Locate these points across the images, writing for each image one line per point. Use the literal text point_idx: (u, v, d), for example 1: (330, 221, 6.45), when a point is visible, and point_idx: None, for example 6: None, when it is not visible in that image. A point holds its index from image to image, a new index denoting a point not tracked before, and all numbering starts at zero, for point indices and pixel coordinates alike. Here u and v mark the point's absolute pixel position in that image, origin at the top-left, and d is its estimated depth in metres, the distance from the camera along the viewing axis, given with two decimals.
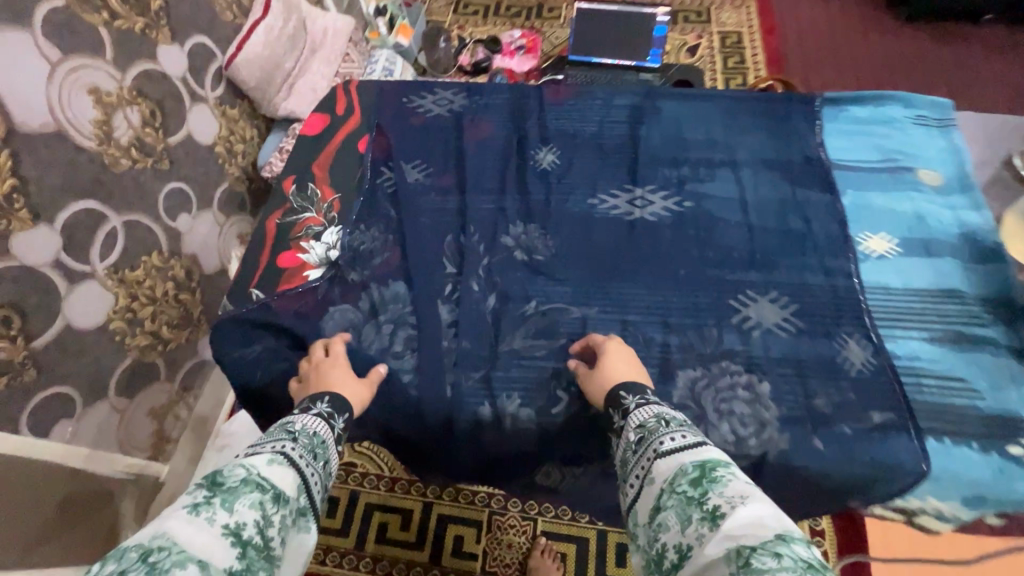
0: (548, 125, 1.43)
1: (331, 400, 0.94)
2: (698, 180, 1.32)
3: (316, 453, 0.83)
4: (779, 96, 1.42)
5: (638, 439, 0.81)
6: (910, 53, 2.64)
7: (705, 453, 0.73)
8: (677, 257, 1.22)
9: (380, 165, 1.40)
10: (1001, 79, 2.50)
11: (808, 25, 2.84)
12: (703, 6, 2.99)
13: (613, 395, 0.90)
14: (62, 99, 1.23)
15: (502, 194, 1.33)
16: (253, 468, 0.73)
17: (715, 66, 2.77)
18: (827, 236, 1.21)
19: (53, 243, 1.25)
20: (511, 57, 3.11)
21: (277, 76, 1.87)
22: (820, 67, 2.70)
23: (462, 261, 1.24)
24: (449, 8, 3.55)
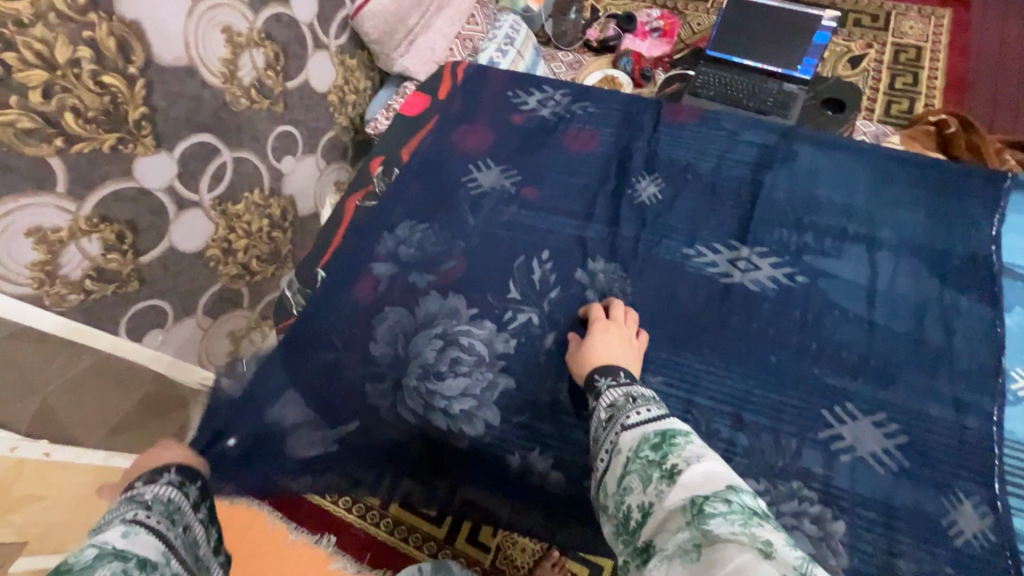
0: (659, 150, 1.26)
1: (179, 468, 0.84)
2: (821, 252, 1.11)
3: (174, 520, 0.75)
4: (955, 167, 1.15)
5: (607, 417, 0.83)
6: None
7: (663, 420, 0.76)
8: (772, 340, 1.05)
9: (467, 162, 1.33)
10: None
11: (1005, 58, 2.56)
12: (884, 9, 2.73)
13: (590, 379, 0.93)
14: (196, 34, 1.20)
15: (590, 222, 1.21)
16: (101, 548, 0.64)
17: (879, 84, 2.51)
18: (971, 362, 0.98)
19: (169, 167, 1.23)
20: (643, 38, 2.88)
21: (399, 31, 1.76)
22: (1014, 110, 2.42)
23: (530, 290, 1.16)
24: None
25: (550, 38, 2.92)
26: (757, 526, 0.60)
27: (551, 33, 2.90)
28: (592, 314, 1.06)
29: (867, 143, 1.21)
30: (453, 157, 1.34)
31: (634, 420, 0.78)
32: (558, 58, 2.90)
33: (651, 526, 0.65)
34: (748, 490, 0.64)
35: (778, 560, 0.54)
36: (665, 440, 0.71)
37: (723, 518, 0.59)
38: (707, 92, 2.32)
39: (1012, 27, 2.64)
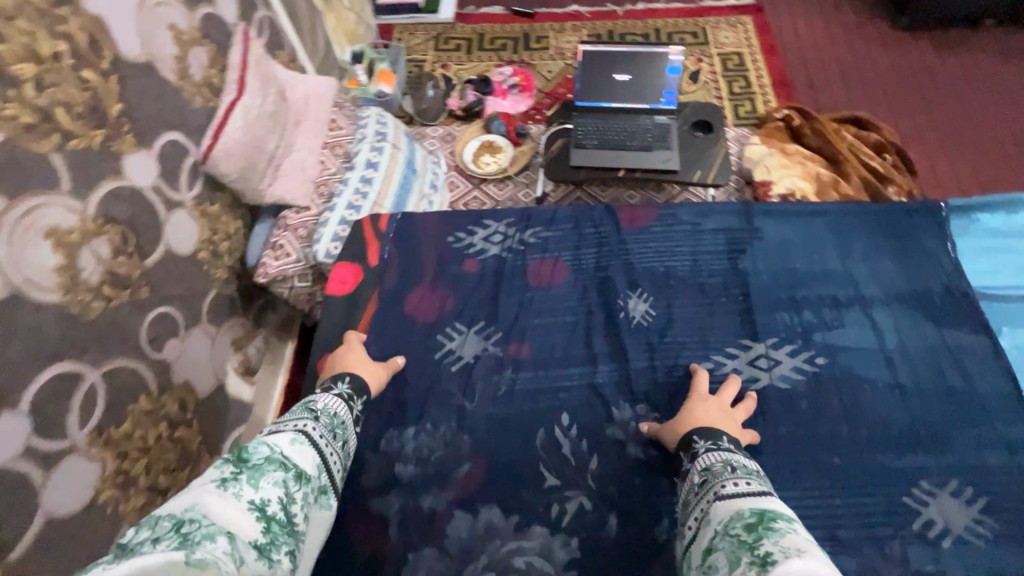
0: (632, 261, 1.19)
1: (351, 381, 0.99)
2: (826, 326, 1.10)
3: (333, 435, 0.88)
4: (897, 206, 1.22)
5: (701, 482, 0.81)
6: (920, 67, 2.63)
7: (764, 504, 0.71)
8: (826, 440, 1.00)
9: (436, 333, 1.15)
10: (1004, 87, 2.52)
11: (807, 40, 2.80)
12: (697, 25, 2.92)
13: (684, 440, 0.90)
14: (12, 256, 0.88)
15: (598, 364, 1.09)
16: (275, 447, 0.77)
17: (720, 92, 2.68)
18: (998, 395, 1.01)
19: (19, 430, 0.88)
20: (503, 97, 2.79)
21: (261, 159, 1.41)
22: (830, 90, 2.64)
23: (568, 469, 1.00)
24: (430, 44, 3.05)
25: (412, 116, 2.71)
26: None
27: (413, 111, 2.71)
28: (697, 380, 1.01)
29: (814, 203, 1.25)
30: (421, 329, 1.16)
31: (731, 494, 0.75)
32: (429, 135, 2.58)
33: None
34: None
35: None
36: (762, 523, 0.67)
37: None
38: (591, 142, 2.15)
39: (799, 13, 2.89)
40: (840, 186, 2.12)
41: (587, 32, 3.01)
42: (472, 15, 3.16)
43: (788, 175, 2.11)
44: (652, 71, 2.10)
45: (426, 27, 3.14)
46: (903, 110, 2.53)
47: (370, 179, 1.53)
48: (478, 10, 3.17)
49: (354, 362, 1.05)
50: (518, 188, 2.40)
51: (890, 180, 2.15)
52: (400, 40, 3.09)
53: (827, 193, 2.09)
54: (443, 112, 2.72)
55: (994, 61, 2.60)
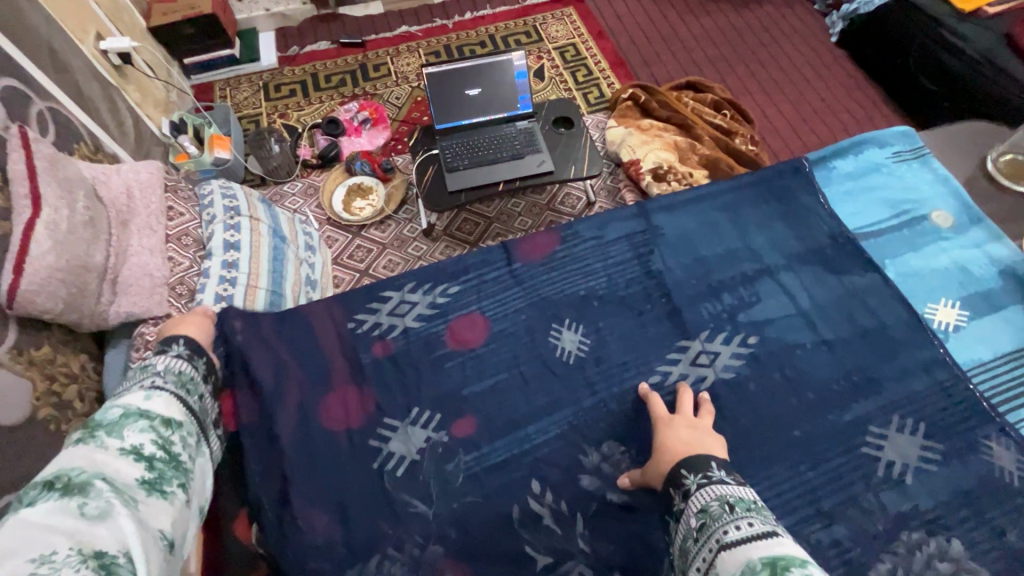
0: (548, 290, 1.13)
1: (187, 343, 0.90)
2: (747, 304, 1.12)
3: (188, 384, 0.84)
4: (768, 170, 1.27)
5: (700, 526, 0.74)
6: (728, 27, 2.89)
7: (777, 548, 0.63)
8: (783, 416, 1.01)
9: (367, 438, 0.99)
10: (798, 29, 2.85)
11: (628, 20, 2.96)
12: (528, 24, 2.97)
13: (672, 476, 0.83)
14: None
15: (551, 413, 1.02)
16: (127, 406, 0.73)
17: (568, 85, 2.74)
18: (902, 324, 1.09)
19: None
20: (357, 134, 2.60)
21: (91, 278, 1.12)
22: (662, 62, 2.80)
23: (557, 540, 0.91)
24: (260, 94, 2.76)
25: (263, 177, 2.42)
26: None
27: (262, 171, 2.42)
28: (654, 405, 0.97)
29: (697, 185, 1.27)
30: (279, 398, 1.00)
31: (735, 540, 0.67)
32: (287, 194, 2.39)
33: None
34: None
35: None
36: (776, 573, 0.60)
37: None
38: (463, 163, 2.05)
39: None
40: (697, 148, 2.27)
41: (424, 51, 2.92)
42: (297, 56, 2.92)
43: (650, 149, 2.23)
44: (500, 79, 2.07)
45: (249, 77, 2.84)
46: (727, 67, 2.75)
47: (234, 261, 1.36)
48: (303, 50, 2.93)
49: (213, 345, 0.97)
50: (401, 227, 2.26)
51: (736, 132, 2.33)
52: (223, 97, 2.75)
53: (689, 158, 2.23)
54: (296, 163, 2.43)
55: (782, 10, 2.93)
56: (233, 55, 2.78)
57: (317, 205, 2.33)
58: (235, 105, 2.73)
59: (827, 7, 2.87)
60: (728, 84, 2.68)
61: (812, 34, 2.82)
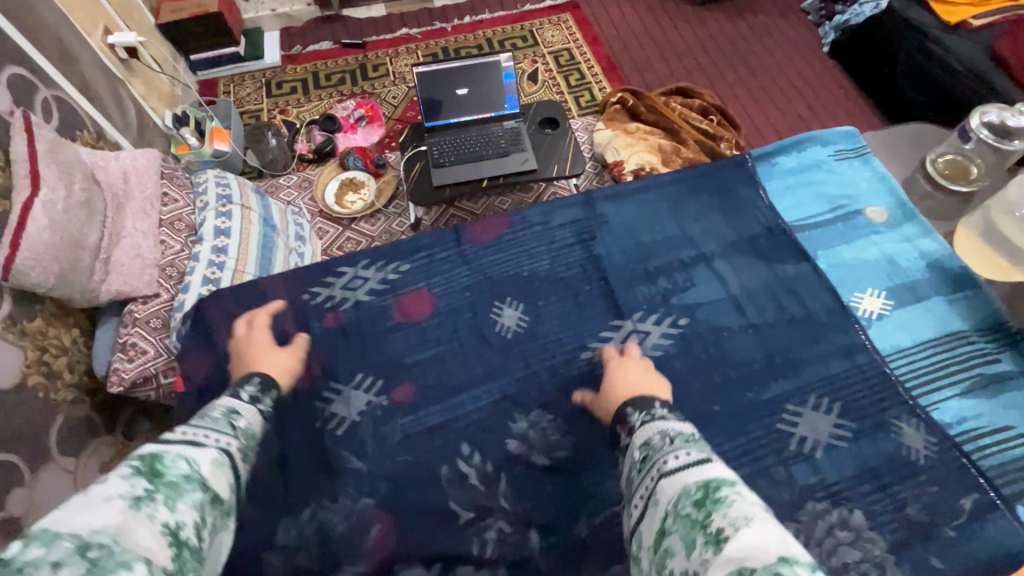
0: (495, 271, 1.19)
1: (259, 384, 0.93)
2: (680, 288, 1.18)
3: (248, 455, 0.76)
4: (711, 165, 1.34)
5: (642, 458, 0.78)
6: (720, 36, 2.96)
7: (707, 472, 0.69)
8: (704, 393, 1.07)
9: (313, 400, 1.06)
10: (788, 39, 2.91)
11: (623, 26, 3.04)
12: (525, 29, 3.06)
13: (621, 413, 0.89)
14: None
15: (486, 382, 1.08)
16: (192, 463, 0.64)
17: (560, 88, 2.82)
18: (826, 311, 1.14)
19: None
20: (353, 131, 2.69)
21: (83, 256, 1.21)
22: (653, 67, 2.87)
23: (479, 497, 0.97)
24: (262, 91, 2.88)
25: (260, 169, 2.52)
26: None
27: (259, 164, 2.52)
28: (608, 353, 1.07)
29: (643, 178, 1.34)
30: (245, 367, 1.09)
31: (675, 467, 0.72)
32: (282, 186, 2.45)
33: None
34: (812, 567, 0.53)
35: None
36: (708, 494, 0.65)
37: None
38: (449, 160, 2.13)
39: (611, 4, 3.14)
40: (681, 151, 2.34)
41: (423, 53, 3.02)
42: (300, 56, 3.03)
43: (634, 151, 2.30)
44: (488, 79, 2.13)
45: (253, 75, 2.95)
46: (716, 74, 2.81)
47: (224, 246, 1.41)
48: (306, 49, 3.04)
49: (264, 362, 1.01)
50: (390, 220, 2.36)
51: (720, 137, 2.40)
52: (227, 93, 2.87)
53: (671, 160, 2.29)
54: (292, 158, 2.57)
55: (773, 20, 2.99)
56: (237, 52, 2.89)
57: (311, 198, 2.40)
58: (238, 101, 2.85)
59: (820, 18, 2.92)
60: (717, 90, 2.75)
61: (801, 45, 2.88)
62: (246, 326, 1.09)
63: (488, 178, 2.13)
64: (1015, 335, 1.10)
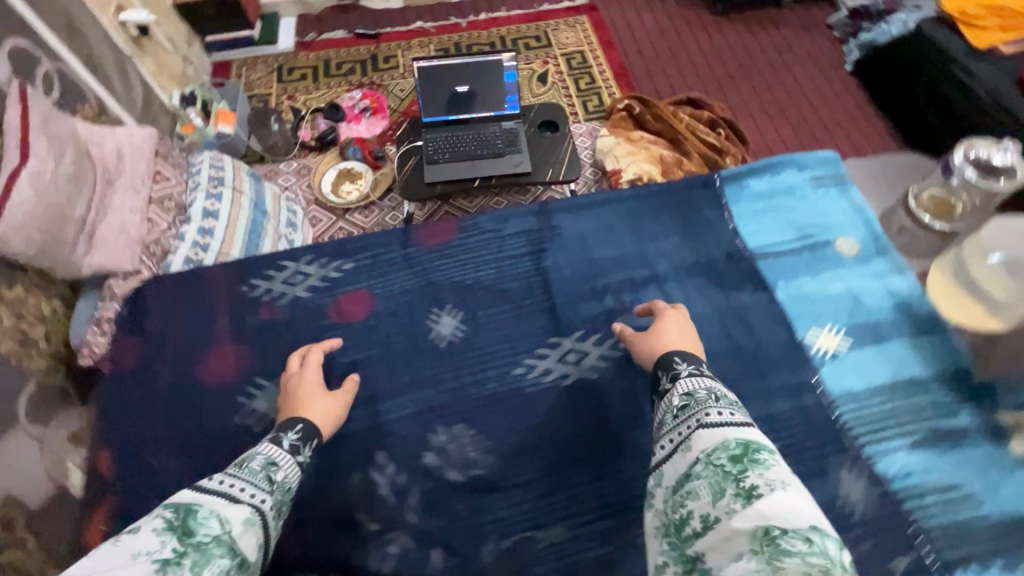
0: (439, 277, 1.16)
1: (302, 431, 0.86)
2: (627, 309, 1.13)
3: (281, 511, 0.74)
4: (677, 183, 1.28)
5: (681, 406, 0.80)
6: (739, 47, 2.86)
7: (747, 433, 0.71)
8: (635, 421, 1.02)
9: (236, 394, 1.04)
10: (809, 54, 2.79)
11: (641, 32, 2.96)
12: (539, 29, 3.01)
13: (665, 359, 0.91)
14: None
15: (411, 391, 1.05)
16: (223, 522, 0.63)
17: (569, 91, 2.76)
18: (777, 346, 1.08)
19: None
20: (357, 121, 2.67)
21: (68, 228, 1.05)
22: (666, 75, 2.80)
23: (387, 509, 0.94)
24: (273, 75, 2.88)
25: (263, 155, 2.50)
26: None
27: (262, 150, 2.50)
28: (651, 309, 1.05)
29: (606, 191, 1.29)
30: (174, 356, 1.08)
31: (715, 421, 0.74)
32: (282, 172, 2.44)
33: (710, 540, 0.62)
34: (838, 540, 0.57)
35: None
36: (748, 453, 0.68)
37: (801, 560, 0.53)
38: (443, 157, 2.10)
39: (630, 9, 3.07)
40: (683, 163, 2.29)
41: (434, 47, 2.98)
42: (313, 43, 3.03)
43: (634, 160, 2.23)
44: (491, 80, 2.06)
45: (267, 58, 2.96)
46: (731, 85, 2.72)
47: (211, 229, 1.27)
48: (319, 36, 3.05)
49: (309, 403, 0.93)
50: (384, 214, 2.32)
51: (727, 152, 2.31)
52: (239, 75, 2.89)
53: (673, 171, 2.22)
54: (294, 145, 2.55)
55: (796, 34, 2.88)
56: (250, 36, 2.93)
57: (308, 185, 2.40)
58: (248, 84, 2.86)
59: (845, 35, 2.79)
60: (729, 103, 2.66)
61: (821, 61, 2.76)
62: (301, 361, 1.00)
63: (481, 178, 2.08)
64: (978, 388, 1.02)
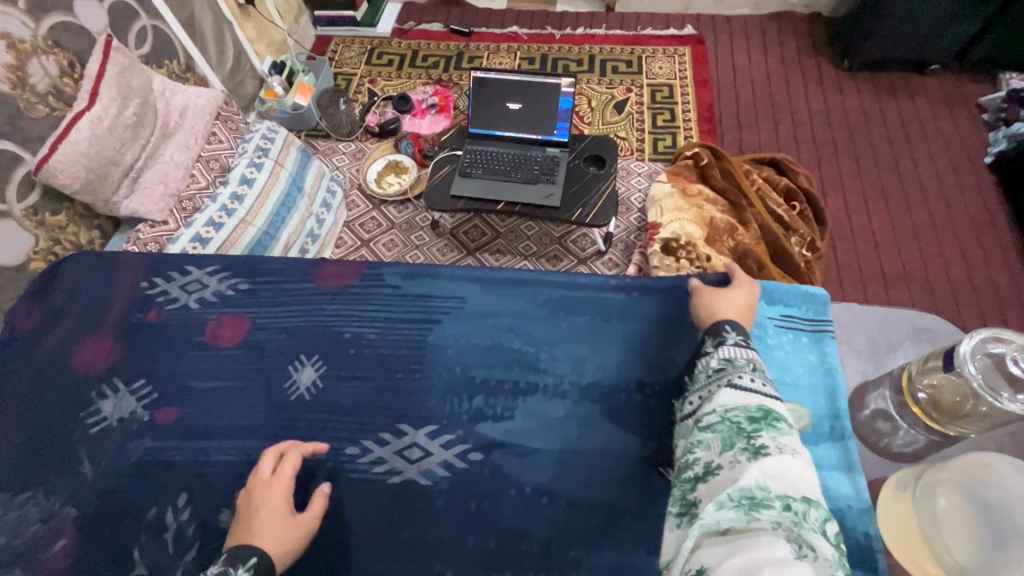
0: (319, 323, 1.09)
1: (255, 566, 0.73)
2: (494, 415, 0.98)
3: None
4: (614, 281, 1.10)
5: (716, 368, 0.76)
6: (859, 115, 2.21)
7: (774, 405, 0.68)
8: (446, 550, 0.88)
9: (91, 388, 1.05)
10: (948, 139, 2.12)
11: (740, 75, 2.36)
12: (632, 52, 2.47)
13: (716, 326, 0.83)
14: None
15: (241, 437, 0.99)
16: None
17: (642, 126, 2.25)
18: (648, 521, 0.88)
19: None
20: (421, 116, 2.34)
21: (114, 172, 1.32)
22: (758, 130, 2.21)
23: (162, 558, 0.89)
24: (362, 57, 2.61)
25: (327, 133, 2.30)
26: (811, 542, 0.52)
27: (328, 128, 2.29)
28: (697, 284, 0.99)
29: (535, 270, 1.14)
30: (61, 332, 1.11)
31: (744, 386, 0.70)
32: (338, 151, 2.28)
33: (705, 485, 0.62)
34: (826, 514, 0.56)
35: (807, 563, 0.50)
36: (768, 417, 0.65)
37: (780, 517, 0.54)
38: (477, 170, 1.81)
39: (734, 41, 2.46)
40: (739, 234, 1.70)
41: (520, 56, 2.53)
42: (410, 31, 2.69)
43: (678, 218, 1.72)
44: (546, 101, 1.76)
45: (362, 37, 2.69)
46: (833, 160, 2.11)
47: (242, 196, 1.47)
48: (417, 27, 2.70)
49: (265, 523, 0.80)
50: (418, 213, 2.09)
51: (794, 229, 1.72)
52: (332, 53, 2.65)
53: (721, 240, 1.68)
54: (359, 128, 2.31)
55: (935, 109, 2.19)
56: (353, 17, 2.64)
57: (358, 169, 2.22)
58: (336, 61, 2.61)
59: (998, 121, 2.10)
60: (822, 183, 2.06)
61: (965, 155, 2.08)
62: (273, 465, 0.89)
63: (506, 202, 1.76)
64: None
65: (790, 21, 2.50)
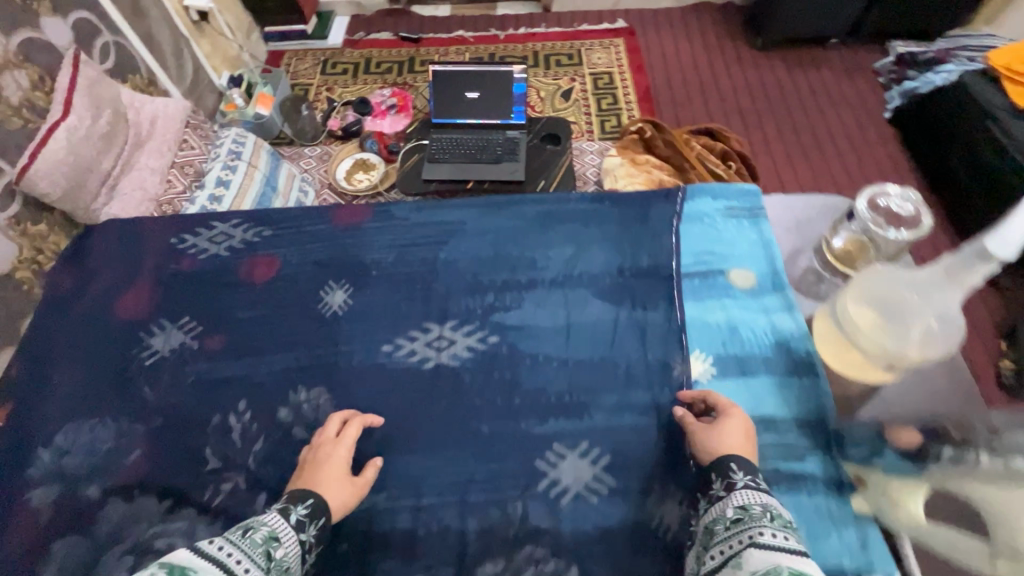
0: (342, 254, 1.25)
1: (312, 507, 0.84)
2: (504, 308, 1.17)
3: None
4: (591, 198, 1.31)
5: (735, 519, 0.75)
6: (775, 85, 2.56)
7: (806, 566, 0.63)
8: (481, 413, 1.06)
9: (139, 329, 1.16)
10: (848, 99, 2.49)
11: (671, 59, 2.68)
12: (572, 47, 2.74)
13: (720, 462, 0.84)
14: None
15: (287, 350, 1.14)
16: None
17: (589, 111, 2.51)
18: (643, 368, 1.08)
19: None
20: (382, 117, 2.48)
21: (92, 179, 1.28)
22: (692, 105, 2.52)
23: (232, 451, 1.03)
24: (317, 68, 2.76)
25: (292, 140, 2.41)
26: None
27: (292, 134, 2.39)
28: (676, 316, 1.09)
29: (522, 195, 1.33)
30: (101, 288, 1.22)
31: (768, 543, 0.68)
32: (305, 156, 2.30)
33: None
34: None
35: None
36: None
37: None
38: (444, 157, 1.99)
39: (662, 30, 2.79)
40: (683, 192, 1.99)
41: (470, 56, 2.76)
42: (362, 41, 2.87)
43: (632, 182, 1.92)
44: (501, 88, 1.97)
45: (315, 49, 2.85)
46: (757, 120, 2.45)
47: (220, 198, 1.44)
48: (368, 37, 2.88)
49: (323, 476, 0.91)
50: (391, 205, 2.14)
51: None
52: (287, 65, 2.79)
53: None
54: (322, 133, 2.45)
55: (836, 75, 2.56)
56: (304, 30, 2.81)
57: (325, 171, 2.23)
58: (293, 73, 2.75)
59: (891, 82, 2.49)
60: (751, 140, 2.39)
61: (864, 109, 2.46)
62: (338, 430, 0.97)
63: (473, 181, 1.96)
64: (831, 434, 1.00)
65: (707, 11, 2.85)
